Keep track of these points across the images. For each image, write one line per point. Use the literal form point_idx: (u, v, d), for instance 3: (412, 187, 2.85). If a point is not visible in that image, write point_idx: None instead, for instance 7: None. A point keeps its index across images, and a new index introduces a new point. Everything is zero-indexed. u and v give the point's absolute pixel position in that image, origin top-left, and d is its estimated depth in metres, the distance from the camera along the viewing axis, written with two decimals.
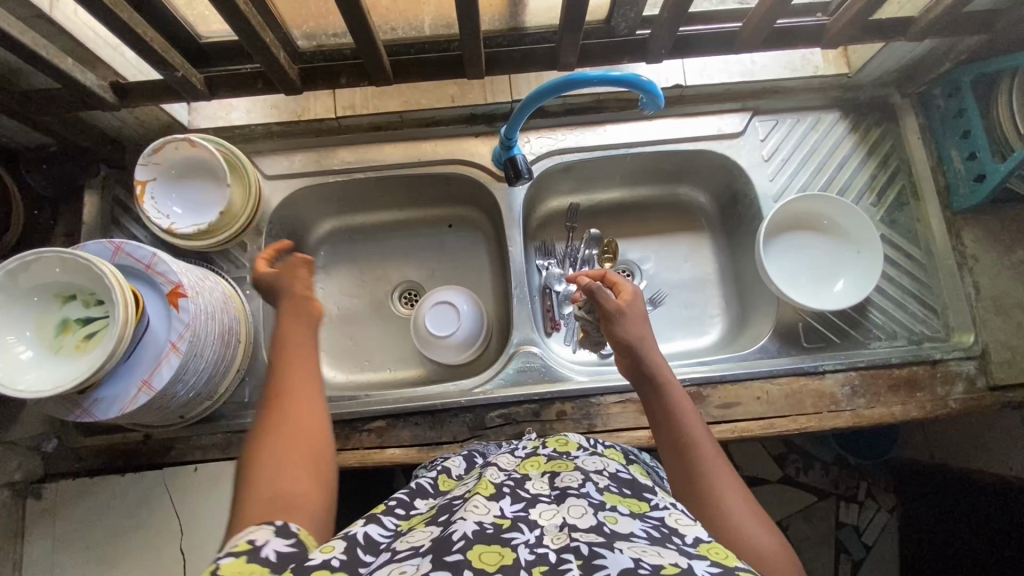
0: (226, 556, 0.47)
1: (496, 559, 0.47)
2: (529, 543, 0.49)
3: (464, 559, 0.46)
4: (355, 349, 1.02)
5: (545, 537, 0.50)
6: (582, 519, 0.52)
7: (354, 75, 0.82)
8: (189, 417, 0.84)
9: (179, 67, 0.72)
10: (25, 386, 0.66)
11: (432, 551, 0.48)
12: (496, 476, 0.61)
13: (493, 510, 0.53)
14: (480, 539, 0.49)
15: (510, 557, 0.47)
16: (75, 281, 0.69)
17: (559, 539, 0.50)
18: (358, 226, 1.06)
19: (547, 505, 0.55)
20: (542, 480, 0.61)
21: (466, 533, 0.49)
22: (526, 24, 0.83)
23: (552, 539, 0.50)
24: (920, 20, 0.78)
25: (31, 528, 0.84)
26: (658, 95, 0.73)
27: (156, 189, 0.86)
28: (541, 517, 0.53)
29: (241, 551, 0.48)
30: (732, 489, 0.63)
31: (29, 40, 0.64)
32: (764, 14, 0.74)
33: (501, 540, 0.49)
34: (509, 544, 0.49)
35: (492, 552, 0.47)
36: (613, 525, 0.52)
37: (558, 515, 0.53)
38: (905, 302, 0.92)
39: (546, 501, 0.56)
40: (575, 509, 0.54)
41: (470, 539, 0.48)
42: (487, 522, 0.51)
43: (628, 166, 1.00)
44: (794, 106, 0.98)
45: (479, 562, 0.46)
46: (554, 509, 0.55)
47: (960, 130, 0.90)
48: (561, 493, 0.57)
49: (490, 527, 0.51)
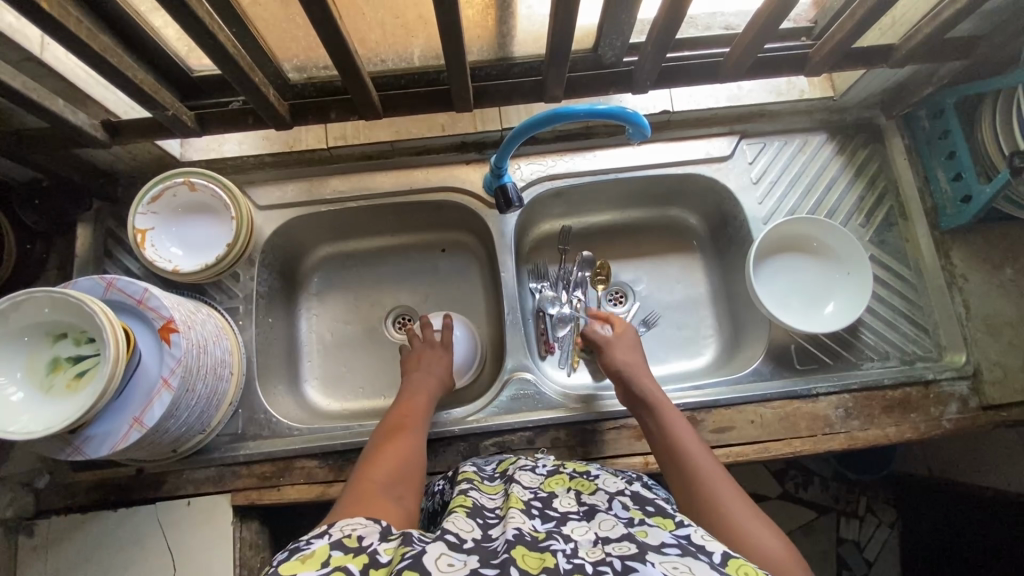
0: (338, 548, 0.50)
1: (538, 562, 0.47)
2: (566, 553, 0.49)
3: (509, 558, 0.47)
4: (348, 376, 1.01)
5: (580, 549, 0.51)
6: (613, 531, 0.54)
7: (343, 109, 0.83)
8: (182, 450, 0.84)
9: (169, 106, 0.73)
10: (16, 428, 0.66)
11: (476, 554, 0.49)
12: (523, 492, 0.61)
13: (527, 524, 0.54)
14: (520, 544, 0.49)
15: (551, 561, 0.48)
16: (65, 320, 0.70)
17: (594, 553, 0.50)
18: (351, 252, 1.06)
19: (577, 522, 0.56)
20: (570, 498, 0.62)
21: (508, 538, 0.50)
22: (514, 54, 0.84)
23: (586, 552, 0.50)
24: (901, 47, 0.80)
25: (23, 565, 0.83)
26: (644, 125, 0.74)
27: (157, 236, 0.88)
28: (574, 532, 0.54)
29: (351, 546, 0.50)
30: (733, 494, 0.63)
31: (19, 84, 0.65)
32: (748, 44, 0.75)
33: (538, 546, 0.50)
34: (548, 550, 0.49)
35: (533, 556, 0.48)
36: (644, 538, 0.52)
37: (590, 531, 0.54)
38: (897, 322, 0.92)
39: (575, 518, 0.57)
40: (606, 523, 0.55)
41: (512, 542, 0.50)
42: (524, 530, 0.52)
43: (619, 190, 1.01)
44: (782, 129, 0.99)
45: (523, 562, 0.47)
46: (585, 525, 0.55)
47: (945, 150, 0.91)
48: (590, 513, 0.58)
49: (527, 535, 0.51)
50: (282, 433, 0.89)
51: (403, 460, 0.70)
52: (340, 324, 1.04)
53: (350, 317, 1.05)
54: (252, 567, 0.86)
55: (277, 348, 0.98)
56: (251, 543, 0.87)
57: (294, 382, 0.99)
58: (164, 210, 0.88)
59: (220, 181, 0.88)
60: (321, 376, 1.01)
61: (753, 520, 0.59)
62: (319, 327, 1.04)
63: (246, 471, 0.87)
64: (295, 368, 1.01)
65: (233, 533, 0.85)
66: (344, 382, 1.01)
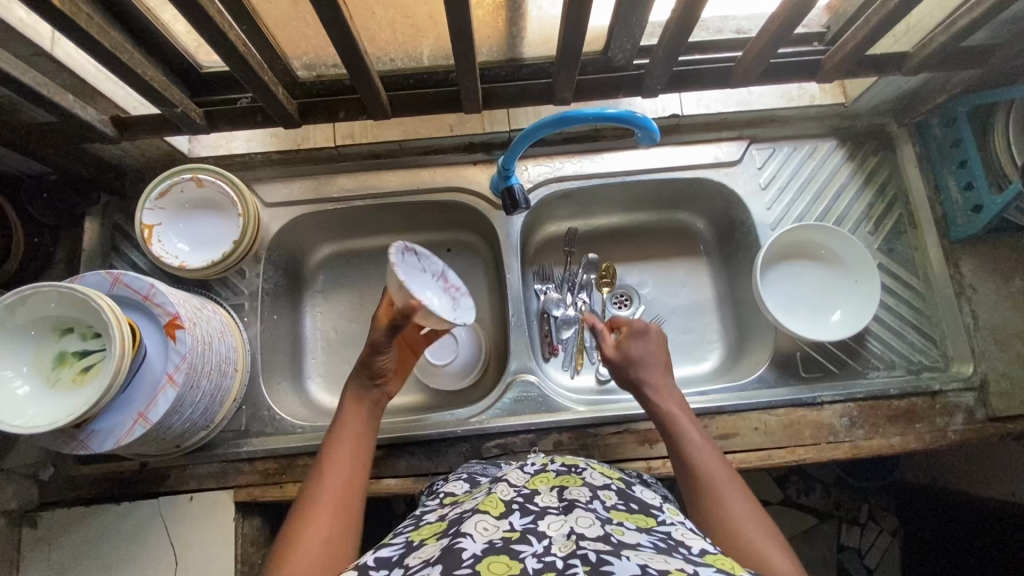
0: None
1: (504, 568, 0.47)
2: (537, 554, 0.50)
3: (473, 571, 0.47)
4: (352, 374, 1.02)
5: (553, 546, 0.51)
6: (590, 529, 0.53)
7: (353, 108, 0.83)
8: (185, 445, 0.84)
9: (180, 103, 0.73)
10: (23, 421, 0.66)
11: (443, 562, 0.49)
12: (505, 492, 0.60)
13: (501, 525, 0.54)
14: (490, 552, 0.50)
15: (517, 567, 0.48)
16: (73, 314, 0.70)
17: (566, 547, 0.50)
18: (356, 250, 1.06)
19: (555, 516, 0.56)
20: (552, 494, 0.60)
21: (475, 550, 0.49)
22: (524, 56, 0.84)
23: (559, 548, 0.50)
24: (915, 55, 0.79)
25: (25, 557, 0.84)
26: (653, 129, 0.74)
27: (164, 232, 0.88)
28: (550, 528, 0.54)
29: None
30: (743, 506, 0.64)
31: (30, 79, 0.65)
32: (760, 50, 0.75)
33: (509, 551, 0.50)
34: (517, 556, 0.49)
35: (500, 563, 0.48)
36: (621, 536, 0.53)
37: (566, 525, 0.54)
38: (904, 331, 0.92)
39: (554, 513, 0.56)
40: (583, 518, 0.54)
41: (479, 555, 0.49)
42: (496, 537, 0.52)
43: (627, 193, 1.01)
44: (791, 135, 0.98)
45: (489, 571, 0.47)
46: (561, 519, 0.55)
47: (958, 159, 0.89)
48: (568, 505, 0.57)
49: (499, 540, 0.51)
50: (285, 430, 0.90)
51: (358, 450, 0.70)
52: (344, 322, 1.04)
53: (355, 315, 1.05)
54: (253, 563, 0.87)
55: (281, 345, 0.98)
56: (252, 539, 0.87)
57: (298, 379, 1.00)
58: (171, 206, 0.88)
59: (227, 178, 0.88)
60: (324, 375, 1.01)
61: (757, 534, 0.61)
62: (323, 325, 1.04)
63: (248, 467, 0.87)
64: (299, 364, 1.01)
65: (235, 528, 0.85)
66: (348, 379, 1.01)
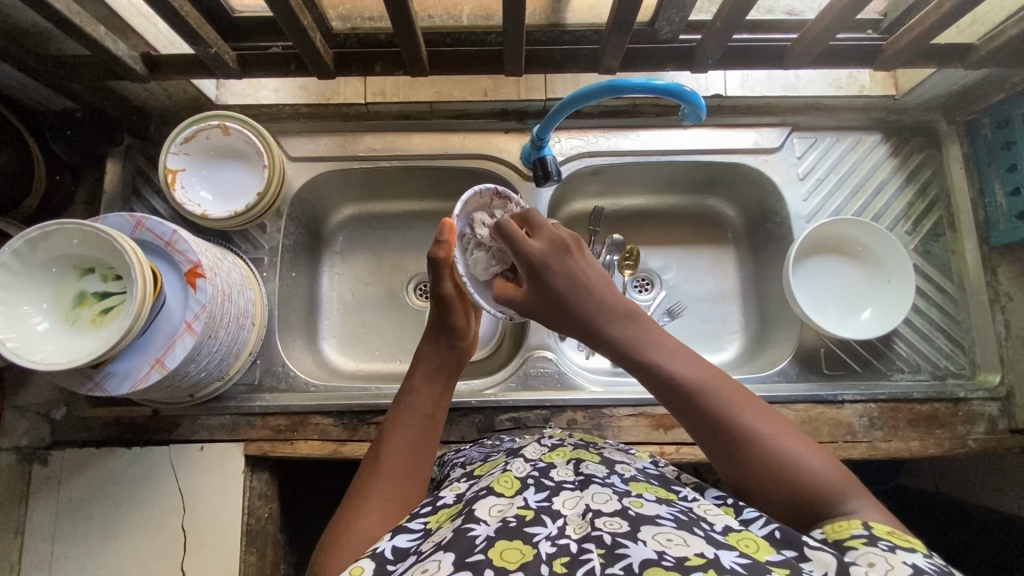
0: None
1: (517, 557, 0.47)
2: (550, 537, 0.49)
3: (486, 559, 0.46)
4: (366, 338, 1.00)
5: (567, 527, 0.50)
6: (606, 505, 0.52)
7: (389, 63, 0.79)
8: (198, 395, 0.84)
9: (213, 43, 0.71)
10: (41, 357, 0.65)
11: (453, 549, 0.48)
12: (520, 468, 0.59)
13: (515, 503, 0.53)
14: (502, 535, 0.49)
15: (531, 554, 0.47)
16: (94, 254, 0.69)
17: (581, 528, 0.50)
18: (378, 213, 1.04)
19: (570, 492, 0.55)
20: (567, 468, 0.59)
21: (489, 533, 0.49)
22: (568, 21, 0.81)
23: (573, 529, 0.50)
24: (980, 48, 0.76)
25: (37, 492, 0.84)
26: (700, 105, 0.73)
27: (188, 178, 0.86)
28: (564, 506, 0.53)
29: None
30: (757, 422, 0.57)
31: (62, 6, 0.63)
32: (821, 31, 0.71)
33: (522, 535, 0.49)
34: (530, 540, 0.49)
35: (513, 549, 0.47)
36: (639, 510, 0.52)
37: (581, 503, 0.53)
38: (933, 335, 0.90)
39: (569, 488, 0.55)
40: (598, 495, 0.53)
41: (492, 538, 0.49)
42: (509, 515, 0.51)
43: (659, 173, 0.98)
44: (833, 125, 0.95)
45: (501, 560, 0.46)
46: (576, 496, 0.54)
47: (1006, 162, 0.87)
48: (584, 481, 0.56)
49: (513, 520, 0.50)
50: (298, 387, 0.89)
51: (422, 424, 0.66)
52: (362, 285, 1.02)
53: (372, 278, 1.03)
54: (259, 517, 0.86)
55: (299, 302, 0.97)
56: (260, 493, 0.87)
57: (311, 339, 0.98)
58: (195, 152, 0.86)
59: (255, 128, 0.86)
60: (337, 336, 1.00)
61: (790, 461, 0.55)
62: (339, 287, 1.02)
63: (261, 422, 0.87)
64: (315, 324, 1.00)
65: (243, 481, 0.85)
66: (362, 342, 1.00)
